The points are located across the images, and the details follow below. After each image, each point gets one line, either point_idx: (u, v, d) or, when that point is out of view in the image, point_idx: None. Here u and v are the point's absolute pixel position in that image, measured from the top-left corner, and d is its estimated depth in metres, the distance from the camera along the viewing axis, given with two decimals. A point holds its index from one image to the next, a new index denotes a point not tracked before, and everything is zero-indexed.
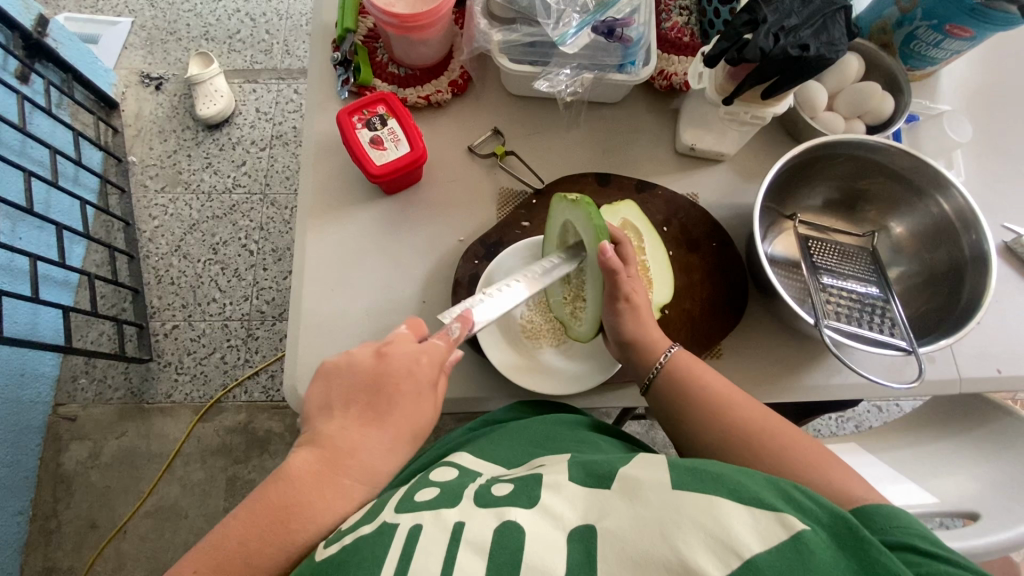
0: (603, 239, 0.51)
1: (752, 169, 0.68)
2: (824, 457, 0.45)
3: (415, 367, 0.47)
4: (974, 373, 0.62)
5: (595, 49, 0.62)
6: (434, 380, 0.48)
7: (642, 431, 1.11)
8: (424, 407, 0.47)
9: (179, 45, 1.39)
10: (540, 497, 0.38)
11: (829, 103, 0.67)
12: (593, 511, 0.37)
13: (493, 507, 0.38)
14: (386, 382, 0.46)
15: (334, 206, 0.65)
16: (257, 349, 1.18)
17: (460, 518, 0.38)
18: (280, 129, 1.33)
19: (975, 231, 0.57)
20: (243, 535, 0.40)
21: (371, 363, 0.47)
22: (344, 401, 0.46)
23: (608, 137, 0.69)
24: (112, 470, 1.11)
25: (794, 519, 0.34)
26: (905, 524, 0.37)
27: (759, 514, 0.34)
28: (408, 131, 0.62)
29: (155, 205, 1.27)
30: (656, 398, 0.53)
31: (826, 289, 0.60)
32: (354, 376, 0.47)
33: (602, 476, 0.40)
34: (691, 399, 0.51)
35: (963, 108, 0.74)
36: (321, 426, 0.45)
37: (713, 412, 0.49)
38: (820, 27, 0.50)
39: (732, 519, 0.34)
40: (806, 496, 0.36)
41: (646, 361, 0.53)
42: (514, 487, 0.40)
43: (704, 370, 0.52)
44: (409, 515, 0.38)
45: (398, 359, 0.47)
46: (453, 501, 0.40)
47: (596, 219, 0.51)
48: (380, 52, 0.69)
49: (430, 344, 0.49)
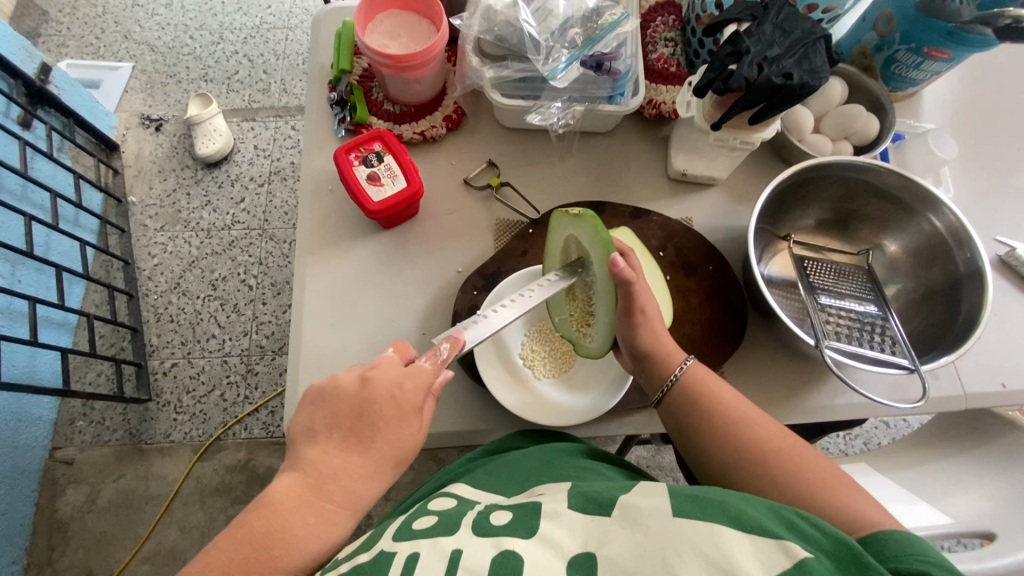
0: (612, 253, 0.51)
1: (744, 192, 0.69)
2: (840, 478, 0.45)
3: (397, 394, 0.47)
4: (978, 388, 0.62)
5: (585, 82, 0.63)
6: (419, 403, 0.48)
7: (649, 456, 1.09)
8: (410, 429, 0.47)
9: (179, 87, 1.43)
10: (538, 527, 0.38)
11: (816, 126, 0.69)
12: (592, 538, 0.36)
13: (490, 536, 0.38)
14: (370, 408, 0.46)
15: (333, 242, 0.65)
16: (257, 385, 1.17)
17: (457, 545, 0.37)
18: (278, 165, 1.35)
19: (968, 246, 0.58)
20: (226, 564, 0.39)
21: (355, 389, 0.47)
22: (328, 428, 0.46)
23: (600, 166, 0.70)
24: (109, 514, 1.09)
25: (796, 547, 0.33)
26: (919, 551, 0.36)
27: (761, 543, 0.34)
28: (405, 167, 0.63)
29: (154, 243, 1.28)
30: (669, 412, 0.52)
31: (825, 309, 0.60)
32: (338, 405, 0.46)
33: (602, 504, 0.39)
34: (704, 415, 0.50)
35: (947, 126, 0.76)
36: (305, 451, 0.45)
37: (725, 428, 0.49)
38: (802, 56, 0.51)
39: (734, 548, 0.33)
40: (808, 522, 0.35)
41: (661, 373, 0.53)
42: (512, 517, 0.40)
43: (718, 385, 0.52)
44: (406, 543, 0.38)
45: (381, 386, 0.47)
46: (450, 530, 0.39)
47: (602, 232, 0.51)
48: (375, 90, 0.71)
49: (415, 368, 0.49)
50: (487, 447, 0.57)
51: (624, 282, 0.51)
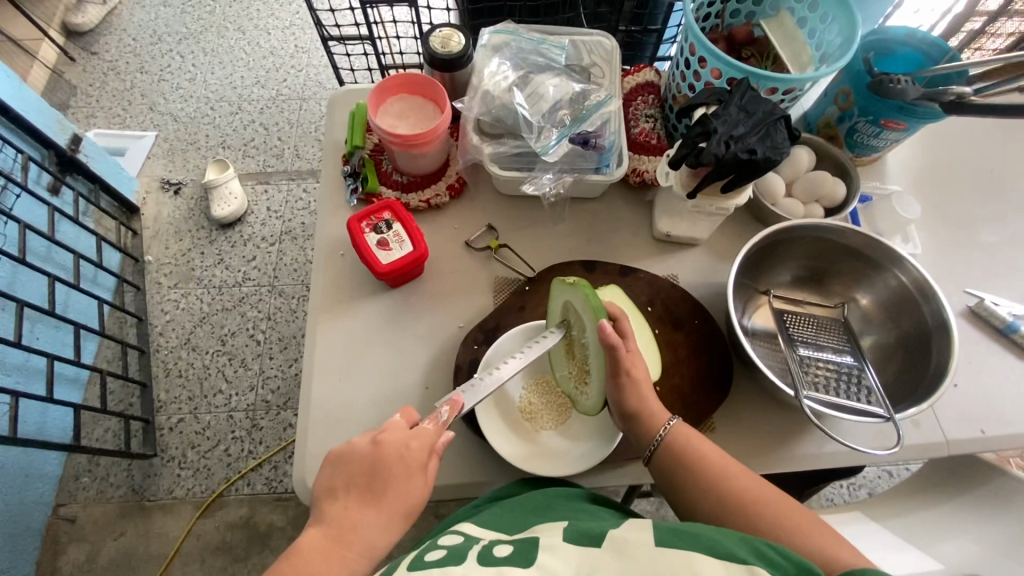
0: (601, 319, 0.56)
1: (724, 250, 0.74)
2: (816, 524, 0.49)
3: (406, 453, 0.51)
4: (958, 435, 0.64)
5: (574, 156, 0.70)
6: (425, 461, 0.52)
7: (652, 509, 1.09)
8: (417, 486, 0.51)
9: (199, 154, 1.53)
10: (536, 557, 0.40)
11: (788, 190, 0.75)
12: (585, 565, 0.39)
13: (493, 565, 0.40)
14: (381, 465, 0.50)
15: (343, 301, 0.70)
16: (261, 439, 1.19)
17: (463, 573, 0.39)
18: (289, 225, 1.43)
19: (933, 300, 0.62)
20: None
21: (367, 450, 0.51)
22: (345, 485, 0.50)
23: (591, 227, 0.76)
24: (108, 574, 1.08)
25: (766, 575, 0.36)
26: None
27: (733, 570, 0.36)
28: (412, 233, 0.69)
29: (168, 300, 1.34)
30: (657, 469, 0.56)
31: (805, 361, 0.64)
32: (354, 465, 0.51)
33: (594, 535, 0.42)
34: (690, 471, 0.54)
35: (910, 187, 0.82)
36: (325, 508, 0.49)
37: (710, 483, 0.53)
38: (764, 133, 0.58)
39: (705, 574, 0.36)
40: (779, 552, 0.38)
41: (647, 435, 0.56)
42: (513, 549, 0.42)
43: (700, 441, 0.56)
44: (418, 572, 0.40)
45: (391, 445, 0.51)
46: (458, 560, 0.41)
47: (592, 300, 0.56)
48: (385, 163, 0.78)
49: (420, 429, 0.53)
50: (491, 495, 0.60)
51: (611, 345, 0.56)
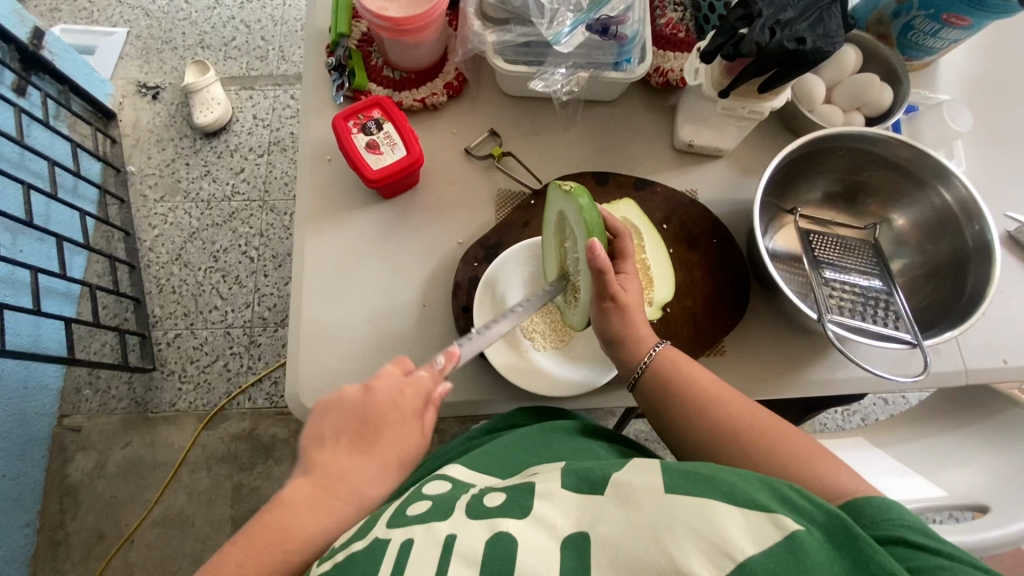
0: (593, 238, 0.50)
1: (751, 164, 0.68)
2: (813, 447, 0.45)
3: (399, 399, 0.48)
4: (980, 364, 0.62)
5: (590, 47, 0.61)
6: (419, 410, 0.49)
7: (648, 430, 1.10)
8: (412, 435, 0.48)
9: (175, 54, 1.40)
10: (531, 507, 0.38)
11: (827, 96, 0.67)
12: (585, 519, 0.37)
13: (484, 519, 0.38)
14: (374, 414, 0.47)
15: (332, 212, 0.64)
16: (260, 356, 1.18)
17: (452, 530, 0.37)
18: (277, 136, 1.33)
19: (978, 220, 0.57)
20: (241, 560, 0.39)
21: (357, 397, 0.48)
22: (334, 434, 0.46)
23: (605, 136, 0.68)
24: (118, 480, 1.11)
25: (788, 520, 0.33)
26: (897, 517, 0.36)
27: (753, 517, 0.34)
28: (404, 134, 0.62)
29: (155, 214, 1.27)
30: (644, 397, 0.53)
31: (830, 283, 0.59)
32: (343, 411, 0.47)
33: (595, 483, 0.40)
34: (676, 397, 0.50)
35: (962, 97, 0.74)
36: (316, 454, 0.45)
37: (700, 409, 0.49)
38: (816, 20, 0.49)
39: (726, 522, 0.33)
40: (801, 495, 0.35)
41: (632, 360, 0.53)
42: (506, 497, 0.40)
43: (690, 367, 0.52)
44: (400, 530, 0.38)
45: (382, 391, 0.48)
46: (444, 514, 0.39)
47: (587, 215, 0.51)
48: (375, 56, 0.69)
49: (415, 376, 0.50)
50: (484, 424, 0.58)
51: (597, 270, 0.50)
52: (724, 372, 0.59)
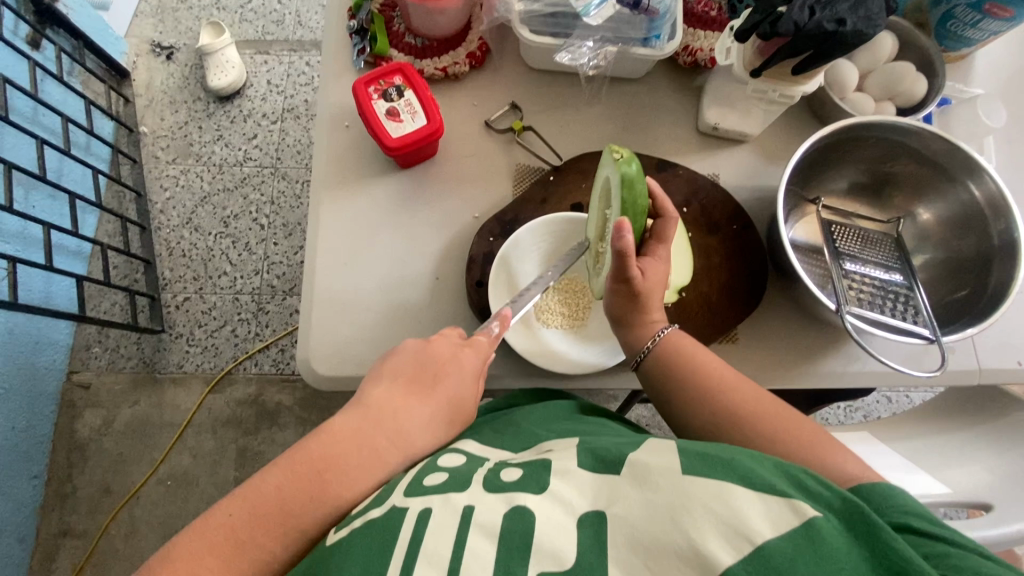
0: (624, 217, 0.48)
1: (777, 151, 0.66)
2: (817, 434, 0.44)
3: (459, 354, 0.50)
4: (996, 365, 0.61)
5: (620, 21, 0.60)
6: (478, 370, 0.51)
7: (648, 416, 1.11)
8: (467, 393, 0.50)
9: (190, 14, 1.37)
10: (548, 483, 0.38)
11: (860, 84, 0.65)
12: (602, 496, 0.37)
13: (500, 493, 0.38)
14: (433, 365, 0.49)
15: (349, 180, 0.64)
16: (267, 323, 1.19)
17: (469, 502, 0.37)
18: (291, 102, 1.31)
19: (1004, 218, 0.56)
20: (284, 481, 0.40)
21: (423, 346, 0.51)
22: (393, 374, 0.48)
23: (628, 115, 0.67)
24: (125, 437, 1.13)
25: (805, 507, 0.33)
26: (899, 503, 0.36)
27: (770, 501, 0.34)
28: (425, 103, 0.61)
29: (166, 175, 1.27)
30: (651, 379, 0.53)
31: (849, 275, 0.59)
32: (406, 358, 0.50)
33: (610, 461, 0.39)
34: (683, 383, 0.50)
35: (995, 91, 0.72)
36: (369, 390, 0.47)
37: (706, 394, 0.49)
38: (858, 1, 0.47)
39: (745, 506, 0.33)
40: (816, 482, 0.35)
41: (637, 342, 0.54)
42: (522, 473, 0.40)
43: (697, 351, 0.52)
44: (418, 499, 0.38)
45: (444, 346, 0.51)
46: (461, 486, 0.39)
47: (626, 193, 0.49)
48: (397, 21, 0.68)
49: (478, 337, 0.52)
50: (488, 404, 0.58)
51: (619, 251, 0.49)
52: (737, 360, 0.59)
